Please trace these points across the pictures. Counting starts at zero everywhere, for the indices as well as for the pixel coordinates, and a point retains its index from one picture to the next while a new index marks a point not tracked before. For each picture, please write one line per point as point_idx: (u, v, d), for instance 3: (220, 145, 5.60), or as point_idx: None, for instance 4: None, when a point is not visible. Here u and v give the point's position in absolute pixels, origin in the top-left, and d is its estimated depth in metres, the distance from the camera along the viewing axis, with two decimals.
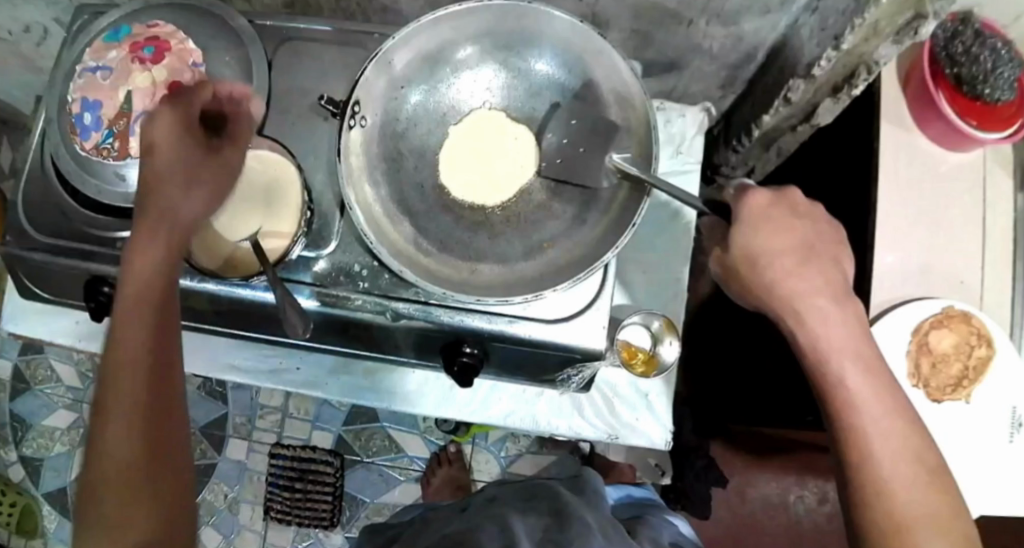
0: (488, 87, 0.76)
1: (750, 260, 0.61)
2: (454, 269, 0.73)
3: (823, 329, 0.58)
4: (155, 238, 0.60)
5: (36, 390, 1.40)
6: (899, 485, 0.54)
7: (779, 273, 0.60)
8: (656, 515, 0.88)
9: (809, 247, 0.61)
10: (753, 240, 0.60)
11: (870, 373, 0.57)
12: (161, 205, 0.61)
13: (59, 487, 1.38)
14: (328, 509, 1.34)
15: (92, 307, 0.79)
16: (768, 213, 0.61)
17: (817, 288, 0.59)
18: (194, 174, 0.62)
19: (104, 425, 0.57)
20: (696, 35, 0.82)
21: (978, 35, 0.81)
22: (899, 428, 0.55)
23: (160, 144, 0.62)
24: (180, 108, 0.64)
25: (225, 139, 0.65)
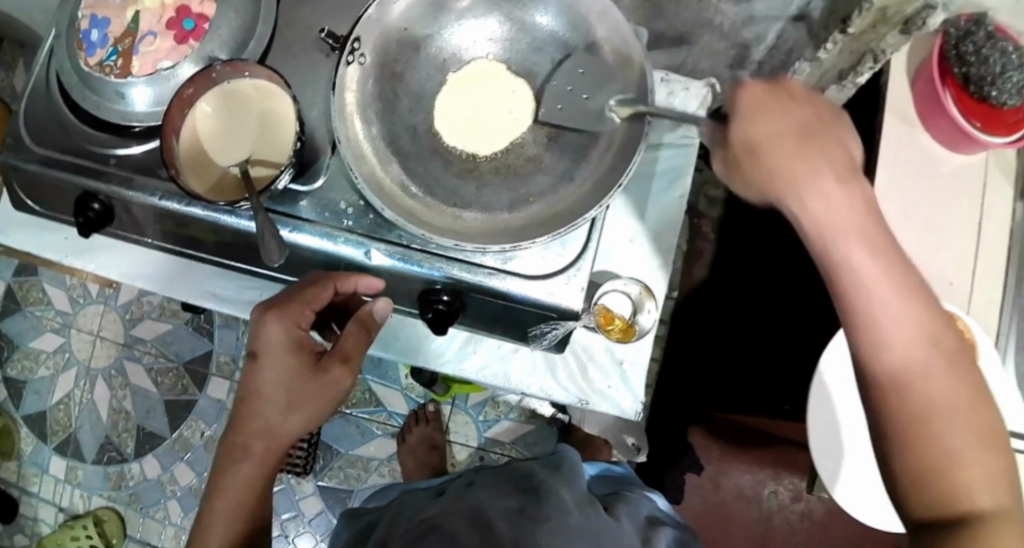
0: (491, 37, 0.75)
1: (752, 148, 0.51)
2: (439, 214, 0.73)
3: (827, 212, 0.47)
4: (262, 421, 0.73)
5: (26, 312, 1.41)
6: (924, 383, 0.45)
7: (780, 156, 0.49)
8: (635, 491, 0.87)
9: (808, 127, 0.50)
10: (749, 126, 0.51)
11: (886, 265, 0.46)
12: (270, 401, 0.73)
13: (39, 410, 1.39)
14: (302, 458, 1.32)
15: (81, 222, 0.80)
16: (767, 101, 0.51)
17: (821, 163, 0.48)
18: (298, 397, 0.73)
19: (204, 533, 0.74)
20: (707, 10, 0.80)
21: (990, 37, 0.79)
22: (925, 328, 0.45)
23: (270, 358, 0.72)
24: (293, 328, 0.73)
25: (334, 355, 0.75)
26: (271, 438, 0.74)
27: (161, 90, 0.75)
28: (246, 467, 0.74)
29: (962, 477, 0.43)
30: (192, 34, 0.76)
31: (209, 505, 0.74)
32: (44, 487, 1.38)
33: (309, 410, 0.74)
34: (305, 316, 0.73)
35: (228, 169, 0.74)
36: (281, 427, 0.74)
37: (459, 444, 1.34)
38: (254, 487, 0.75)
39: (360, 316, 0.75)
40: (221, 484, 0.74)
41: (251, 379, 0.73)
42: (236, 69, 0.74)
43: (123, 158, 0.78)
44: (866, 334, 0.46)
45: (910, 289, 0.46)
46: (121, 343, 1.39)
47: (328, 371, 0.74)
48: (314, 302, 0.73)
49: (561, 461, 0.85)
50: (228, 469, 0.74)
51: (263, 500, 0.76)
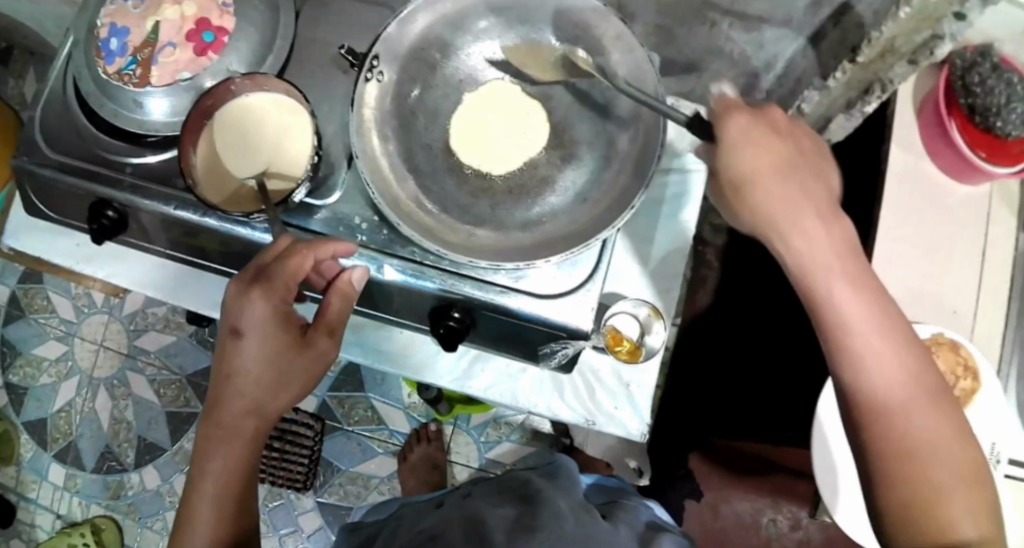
0: (506, 59, 0.76)
1: (742, 182, 0.53)
2: (452, 231, 0.74)
3: (811, 249, 0.51)
4: (240, 404, 0.66)
5: (30, 319, 1.41)
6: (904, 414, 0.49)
7: (768, 194, 0.52)
8: (634, 500, 0.87)
9: (792, 162, 0.53)
10: (738, 158, 0.53)
11: (867, 302, 0.50)
12: (249, 384, 0.65)
13: (40, 418, 1.39)
14: (302, 472, 1.33)
15: (95, 229, 0.80)
16: (751, 136, 0.54)
17: (806, 201, 0.52)
18: (281, 377, 0.66)
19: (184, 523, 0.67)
20: (718, 37, 0.83)
21: (996, 68, 0.81)
22: (902, 359, 0.49)
23: (251, 337, 0.65)
24: (274, 304, 0.64)
25: (319, 328, 0.68)
26: (257, 421, 0.67)
27: (178, 100, 0.77)
28: (227, 458, 0.67)
29: (942, 505, 0.47)
30: (212, 47, 0.77)
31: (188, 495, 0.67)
32: (42, 494, 1.38)
33: (297, 387, 0.68)
34: (290, 290, 0.65)
35: (245, 182, 0.75)
36: (267, 408, 0.67)
37: (460, 465, 1.34)
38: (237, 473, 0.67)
39: (339, 286, 0.68)
40: (200, 478, 0.67)
41: (225, 360, 0.65)
42: (256, 84, 0.75)
43: (139, 167, 0.79)
44: (850, 369, 0.50)
45: (886, 322, 0.50)
46: (125, 353, 1.40)
47: (314, 345, 0.68)
48: (300, 273, 0.64)
49: (556, 472, 0.85)
50: (205, 457, 0.67)
51: (249, 489, 0.69)
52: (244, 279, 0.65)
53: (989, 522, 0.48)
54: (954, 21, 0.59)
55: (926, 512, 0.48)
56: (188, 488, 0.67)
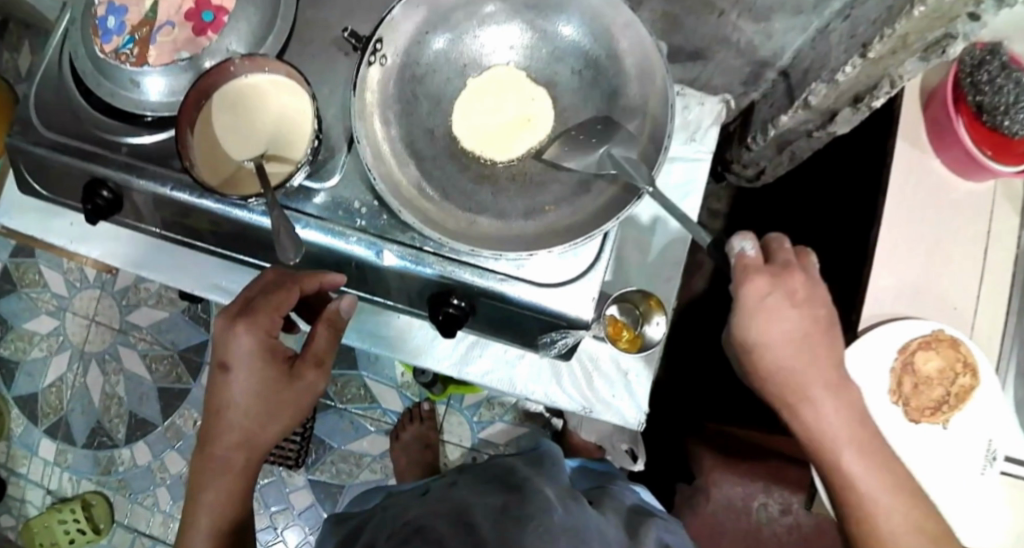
0: (512, 45, 0.75)
1: (761, 353, 0.65)
2: (453, 218, 0.73)
3: (823, 422, 0.66)
4: (232, 432, 0.69)
5: (21, 293, 1.40)
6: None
7: (782, 364, 0.65)
8: (619, 484, 0.88)
9: (803, 336, 0.65)
10: (751, 332, 0.65)
11: (866, 458, 0.66)
12: (239, 415, 0.69)
13: (31, 393, 1.38)
14: (294, 449, 1.32)
15: (89, 209, 0.79)
16: (763, 303, 0.64)
17: (818, 372, 0.65)
18: (269, 411, 0.69)
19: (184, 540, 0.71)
20: (726, 27, 0.80)
21: (1005, 67, 0.80)
22: (900, 503, 0.66)
23: (238, 368, 0.68)
24: (259, 338, 0.68)
25: (307, 360, 0.70)
26: (247, 453, 0.70)
27: (176, 81, 0.75)
28: (221, 488, 0.71)
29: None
30: (211, 26, 0.76)
31: (187, 516, 0.72)
32: (33, 469, 1.37)
33: (285, 420, 0.70)
34: (274, 323, 0.68)
35: (243, 164, 0.74)
36: (257, 442, 0.70)
37: (452, 444, 1.35)
38: (230, 493, 0.71)
39: (327, 316, 0.71)
40: (196, 506, 0.71)
41: (214, 391, 0.69)
42: (255, 64, 0.73)
43: (135, 147, 0.77)
44: (858, 513, 0.66)
45: (885, 473, 0.66)
46: (116, 329, 1.38)
47: (301, 379, 0.70)
48: (283, 307, 0.68)
49: (544, 456, 0.86)
50: (203, 478, 0.71)
51: (244, 513, 0.74)
52: (231, 314, 0.68)
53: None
54: (968, 22, 0.60)
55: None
56: (186, 518, 0.72)
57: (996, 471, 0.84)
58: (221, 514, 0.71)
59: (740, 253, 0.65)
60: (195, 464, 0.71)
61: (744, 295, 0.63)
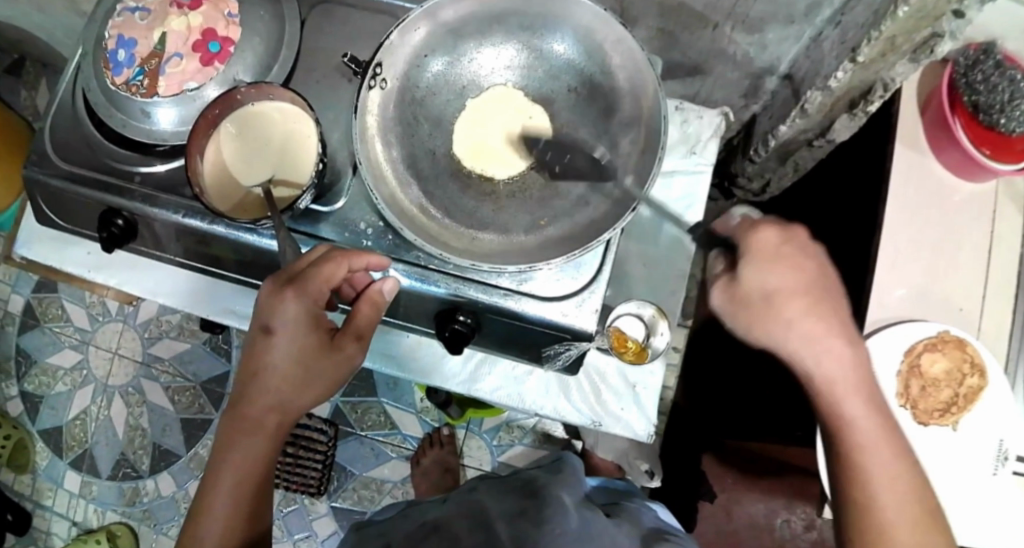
0: (507, 64, 0.77)
1: (768, 298, 0.60)
2: (455, 235, 0.75)
3: (834, 371, 0.60)
4: (266, 397, 0.66)
5: (44, 328, 1.43)
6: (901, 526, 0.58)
7: (795, 312, 0.60)
8: (636, 502, 0.87)
9: (818, 287, 0.60)
10: (763, 278, 0.60)
11: (875, 412, 0.60)
12: (277, 379, 0.66)
13: (55, 425, 1.41)
14: (316, 476, 1.34)
15: (105, 237, 0.82)
16: (780, 252, 0.61)
17: (835, 327, 0.60)
18: (307, 379, 0.66)
19: (202, 513, 0.66)
20: (721, 40, 0.83)
21: (999, 66, 0.81)
22: (902, 469, 0.59)
23: (284, 333, 0.65)
24: (308, 305, 0.65)
25: (347, 333, 0.68)
26: (280, 417, 0.67)
27: (186, 111, 0.77)
28: (245, 455, 0.66)
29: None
30: (218, 56, 0.78)
31: (204, 487, 0.67)
32: (58, 502, 1.39)
33: (320, 390, 0.68)
34: (324, 293, 0.65)
35: (252, 190, 0.76)
36: (290, 410, 0.67)
37: (472, 468, 1.34)
38: (257, 463, 0.67)
39: (370, 296, 0.68)
40: (217, 475, 0.66)
41: (251, 354, 0.66)
42: (261, 92, 0.76)
43: (147, 176, 0.80)
44: (855, 471, 0.60)
45: (889, 434, 0.60)
46: (138, 361, 1.41)
47: (342, 349, 0.67)
48: (335, 279, 0.65)
49: (563, 466, 0.85)
50: (229, 444, 0.66)
51: (263, 491, 0.69)
52: (280, 279, 0.66)
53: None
54: (953, 19, 0.61)
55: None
56: (205, 484, 0.67)
57: (1008, 471, 0.82)
58: (244, 487, 0.67)
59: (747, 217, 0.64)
60: (220, 432, 0.67)
61: (760, 240, 0.60)
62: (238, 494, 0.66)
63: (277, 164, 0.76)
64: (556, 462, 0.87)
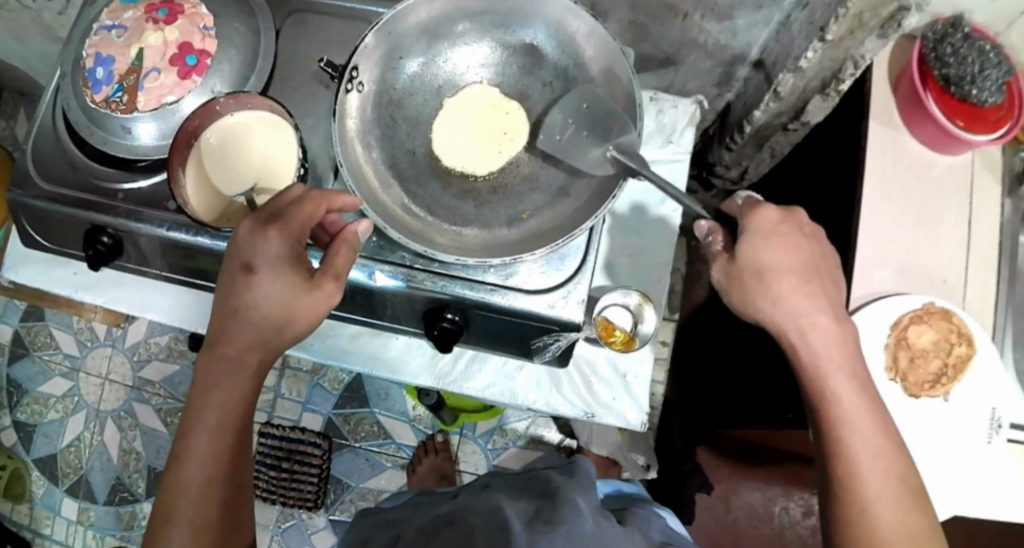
0: (482, 62, 0.78)
1: (761, 277, 0.63)
2: (439, 232, 0.75)
3: (823, 348, 0.63)
4: (245, 337, 0.66)
5: (34, 356, 1.42)
6: (879, 495, 0.61)
7: (786, 290, 0.62)
8: (645, 508, 0.87)
9: (813, 270, 0.64)
10: (762, 253, 0.62)
11: (858, 387, 0.63)
12: (255, 318, 0.65)
13: (49, 453, 1.40)
14: (313, 490, 1.33)
15: (90, 256, 0.82)
16: (779, 230, 0.63)
17: (822, 305, 0.63)
18: (286, 317, 0.65)
19: (182, 459, 0.65)
20: (691, 29, 0.84)
21: (967, 38, 0.83)
22: (883, 447, 0.62)
23: (265, 268, 0.64)
24: (291, 242, 0.65)
25: (327, 272, 0.66)
26: (261, 355, 0.67)
27: (165, 124, 0.78)
28: (227, 395, 0.66)
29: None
30: (195, 70, 0.78)
31: (182, 432, 0.66)
32: (56, 530, 1.38)
33: (299, 329, 0.66)
34: (305, 230, 0.66)
35: (235, 199, 0.76)
36: (272, 347, 0.67)
37: (468, 473, 1.34)
38: (236, 406, 0.66)
39: (346, 236, 0.67)
40: (196, 418, 0.66)
41: (229, 294, 0.66)
42: (240, 102, 0.76)
43: (130, 192, 0.80)
44: (839, 447, 0.62)
45: (871, 406, 0.62)
46: (130, 385, 1.41)
47: (320, 289, 0.65)
48: (315, 215, 0.66)
49: (574, 468, 0.84)
50: (210, 385, 0.66)
51: (244, 436, 0.68)
52: (261, 218, 0.66)
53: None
54: None
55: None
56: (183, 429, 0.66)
57: (1003, 439, 0.83)
58: (222, 430, 0.66)
59: (750, 196, 0.66)
60: (199, 374, 0.67)
61: (762, 217, 0.63)
62: (217, 438, 0.66)
63: (258, 173, 0.76)
64: (570, 465, 0.85)
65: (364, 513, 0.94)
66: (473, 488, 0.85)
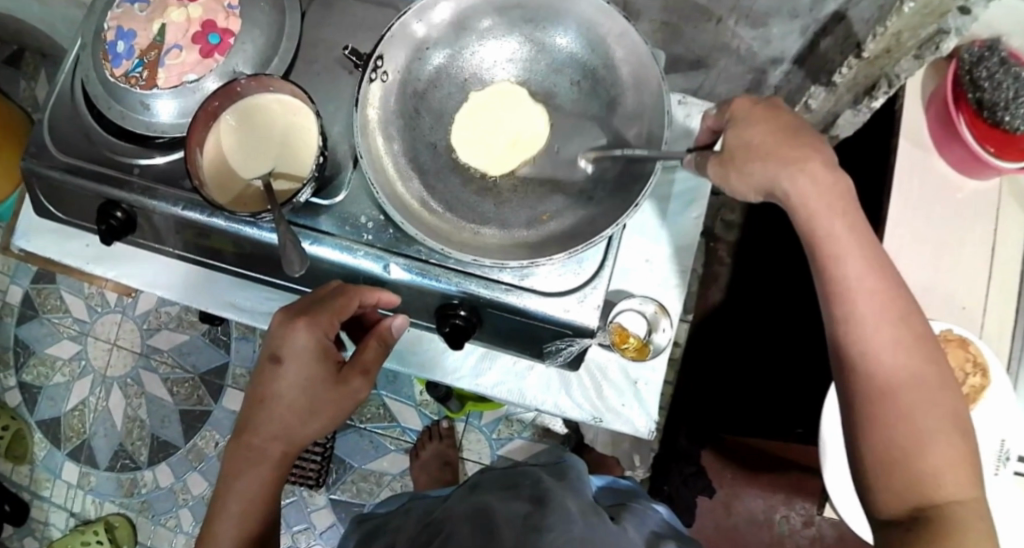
0: (510, 57, 0.77)
1: (749, 151, 0.58)
2: (456, 229, 0.74)
3: (809, 193, 0.56)
4: (270, 427, 0.68)
5: (43, 319, 1.43)
6: (882, 348, 0.51)
7: (771, 146, 0.57)
8: (641, 502, 0.86)
9: (793, 125, 0.58)
10: (744, 125, 0.59)
11: (863, 244, 0.54)
12: (280, 410, 0.68)
13: (53, 417, 1.41)
14: (316, 469, 1.32)
15: (103, 230, 0.81)
16: (756, 105, 0.60)
17: (809, 152, 0.56)
18: (311, 409, 0.68)
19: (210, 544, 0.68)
20: (725, 34, 0.82)
21: (1004, 63, 0.80)
22: (892, 306, 0.52)
23: (292, 362, 0.67)
24: (318, 337, 0.68)
25: (354, 367, 0.70)
26: (284, 445, 0.69)
27: (185, 102, 0.76)
28: (251, 484, 0.68)
29: (926, 453, 0.48)
30: (218, 49, 0.77)
31: (211, 516, 0.69)
32: (56, 493, 1.39)
33: (325, 421, 0.69)
34: (332, 326, 0.69)
35: (252, 182, 0.75)
36: (295, 439, 0.69)
37: (472, 461, 1.34)
38: (261, 494, 0.69)
39: (380, 331, 0.71)
40: (223, 501, 0.68)
41: (255, 386, 0.69)
42: (261, 84, 0.75)
43: (147, 168, 0.79)
44: (842, 298, 0.53)
45: (877, 263, 0.54)
46: (137, 352, 1.41)
47: (349, 384, 0.69)
48: (345, 312, 0.69)
49: (566, 470, 0.83)
50: (238, 472, 0.68)
51: (269, 519, 0.70)
52: (291, 311, 0.69)
53: (975, 484, 0.49)
54: (958, 16, 0.62)
55: (909, 452, 0.49)
56: (212, 511, 0.69)
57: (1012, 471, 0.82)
58: (248, 516, 0.68)
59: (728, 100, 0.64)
60: (228, 458, 0.69)
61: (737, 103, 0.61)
62: (243, 523, 0.68)
63: (276, 158, 0.75)
64: (560, 464, 0.85)
65: (360, 516, 0.94)
66: (461, 488, 0.83)
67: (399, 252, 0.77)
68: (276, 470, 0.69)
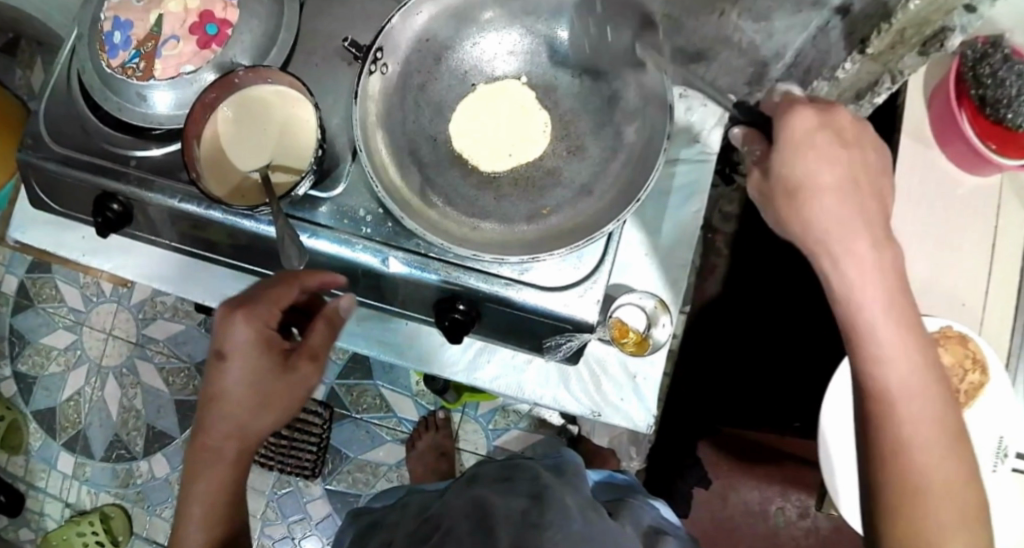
0: (511, 50, 0.76)
1: (793, 189, 0.55)
2: (456, 223, 0.74)
3: (860, 276, 0.52)
4: (224, 424, 0.68)
5: (38, 308, 1.42)
6: (916, 446, 0.51)
7: (826, 206, 0.54)
8: (638, 497, 0.86)
9: (849, 180, 0.54)
10: (792, 167, 0.55)
11: (905, 329, 0.52)
12: (231, 407, 0.67)
13: (49, 407, 1.40)
14: (311, 459, 1.33)
15: (100, 222, 0.80)
16: (809, 138, 0.55)
17: (861, 223, 0.53)
18: (263, 402, 0.68)
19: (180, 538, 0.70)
20: (727, 27, 0.82)
21: (1007, 59, 0.79)
22: (928, 403, 0.52)
23: (237, 358, 0.66)
24: (259, 329, 0.67)
25: (302, 353, 0.69)
26: (239, 440, 0.69)
27: (183, 93, 0.75)
28: (212, 482, 0.69)
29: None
30: (215, 39, 0.76)
31: (178, 513, 0.70)
32: (51, 483, 1.39)
33: (277, 411, 0.69)
34: (274, 315, 0.67)
35: (250, 175, 0.74)
36: (249, 432, 0.69)
37: (468, 452, 1.34)
38: (223, 490, 0.70)
39: (325, 313, 0.70)
40: (189, 500, 0.70)
41: (206, 386, 0.68)
42: (259, 75, 0.73)
43: (144, 160, 0.78)
44: (877, 390, 0.52)
45: (919, 354, 0.52)
46: (133, 342, 1.40)
47: (296, 371, 0.68)
48: (284, 300, 0.68)
49: (563, 465, 0.83)
50: (199, 471, 0.69)
51: (236, 511, 0.72)
52: (232, 306, 0.67)
53: None
54: (964, 14, 0.62)
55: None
56: (179, 508, 0.70)
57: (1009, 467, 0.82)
58: (214, 514, 0.70)
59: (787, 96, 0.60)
60: (188, 457, 0.70)
61: (792, 126, 0.55)
62: (210, 519, 0.70)
63: (274, 151, 0.74)
64: (556, 460, 0.85)
65: (356, 510, 0.94)
66: (459, 482, 0.83)
67: (399, 245, 0.76)
68: (235, 464, 0.70)
